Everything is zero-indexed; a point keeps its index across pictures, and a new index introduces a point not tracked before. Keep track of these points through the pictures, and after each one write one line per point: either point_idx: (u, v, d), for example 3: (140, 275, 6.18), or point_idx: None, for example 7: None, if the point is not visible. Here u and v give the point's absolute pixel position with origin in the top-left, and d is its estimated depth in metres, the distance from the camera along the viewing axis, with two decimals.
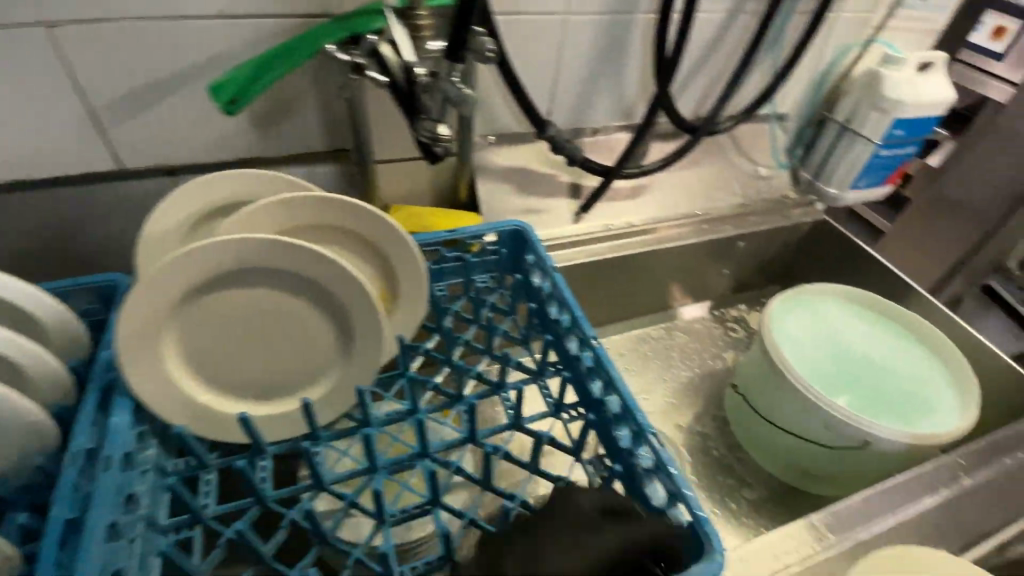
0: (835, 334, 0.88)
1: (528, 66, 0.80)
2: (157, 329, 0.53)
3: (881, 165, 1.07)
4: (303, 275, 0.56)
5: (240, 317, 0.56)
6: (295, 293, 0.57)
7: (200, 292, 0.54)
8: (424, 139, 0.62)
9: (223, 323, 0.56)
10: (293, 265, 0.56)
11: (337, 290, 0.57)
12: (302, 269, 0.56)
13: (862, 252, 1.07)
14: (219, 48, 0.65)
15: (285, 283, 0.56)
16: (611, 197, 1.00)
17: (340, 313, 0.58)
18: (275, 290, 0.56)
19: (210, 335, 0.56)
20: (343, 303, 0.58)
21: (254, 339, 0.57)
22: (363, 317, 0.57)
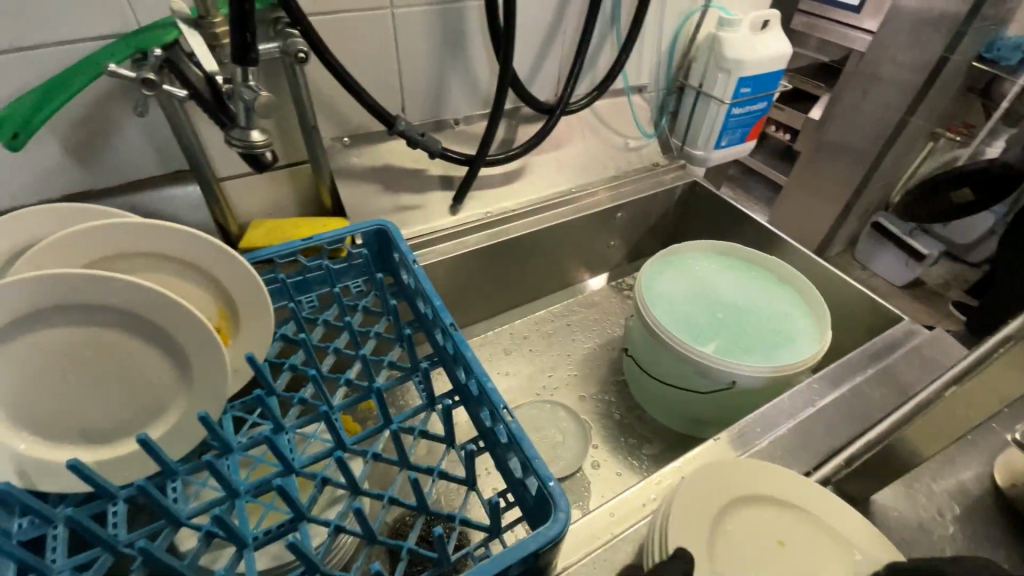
0: (708, 287, 0.93)
1: (366, 64, 0.80)
2: None
3: (738, 123, 1.13)
4: (118, 313, 0.53)
5: (59, 360, 0.53)
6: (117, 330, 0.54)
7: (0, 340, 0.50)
8: (239, 147, 0.59)
9: (39, 368, 0.53)
10: (107, 306, 0.52)
11: (162, 322, 0.54)
12: (119, 310, 0.52)
13: (732, 206, 1.13)
14: (5, 79, 0.61)
15: (103, 319, 0.53)
16: (485, 184, 1.01)
17: (172, 347, 0.56)
18: (94, 327, 0.53)
19: (24, 383, 0.52)
20: (171, 334, 0.55)
21: (81, 380, 0.54)
22: (197, 348, 0.55)
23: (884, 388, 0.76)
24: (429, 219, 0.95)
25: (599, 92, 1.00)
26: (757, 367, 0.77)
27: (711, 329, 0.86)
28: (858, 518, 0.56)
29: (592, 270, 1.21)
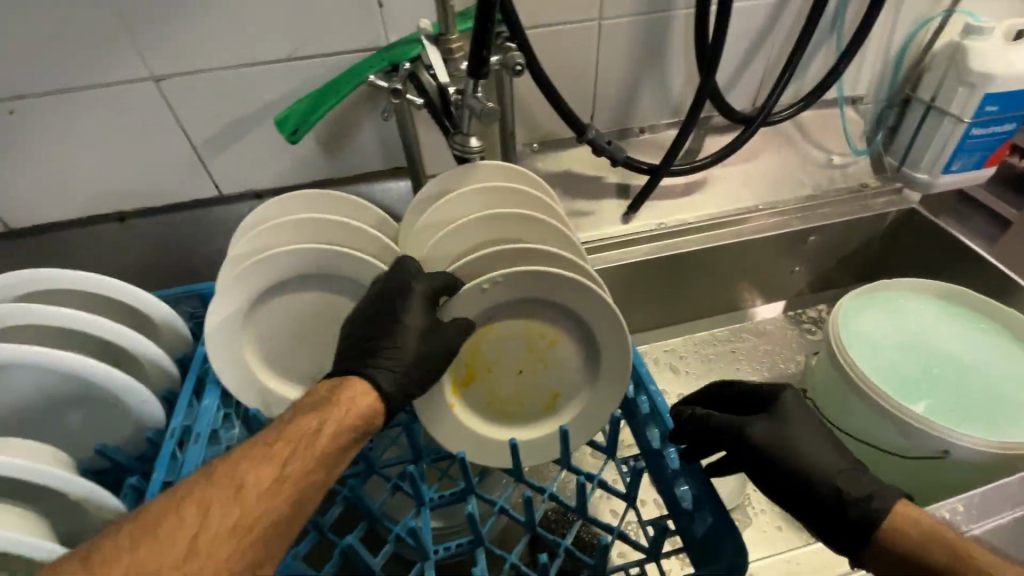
0: (921, 334, 0.79)
1: (566, 75, 0.83)
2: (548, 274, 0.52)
3: (977, 146, 0.93)
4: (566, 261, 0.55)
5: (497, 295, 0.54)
6: (561, 321, 0.57)
7: (565, 280, 0.53)
8: (456, 150, 0.67)
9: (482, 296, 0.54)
10: (581, 311, 0.55)
11: (573, 352, 0.58)
12: (536, 302, 0.55)
13: (959, 242, 0.95)
14: (287, 86, 0.75)
15: (541, 307, 0.56)
16: (662, 195, 0.97)
17: (540, 353, 0.58)
18: (534, 301, 0.56)
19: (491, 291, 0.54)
20: (566, 358, 0.59)
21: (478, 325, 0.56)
22: (560, 375, 0.59)
23: None
24: (603, 225, 0.94)
25: (809, 102, 0.90)
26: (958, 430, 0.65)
27: (923, 385, 0.72)
28: (621, 354, 0.56)
29: (766, 296, 1.11)
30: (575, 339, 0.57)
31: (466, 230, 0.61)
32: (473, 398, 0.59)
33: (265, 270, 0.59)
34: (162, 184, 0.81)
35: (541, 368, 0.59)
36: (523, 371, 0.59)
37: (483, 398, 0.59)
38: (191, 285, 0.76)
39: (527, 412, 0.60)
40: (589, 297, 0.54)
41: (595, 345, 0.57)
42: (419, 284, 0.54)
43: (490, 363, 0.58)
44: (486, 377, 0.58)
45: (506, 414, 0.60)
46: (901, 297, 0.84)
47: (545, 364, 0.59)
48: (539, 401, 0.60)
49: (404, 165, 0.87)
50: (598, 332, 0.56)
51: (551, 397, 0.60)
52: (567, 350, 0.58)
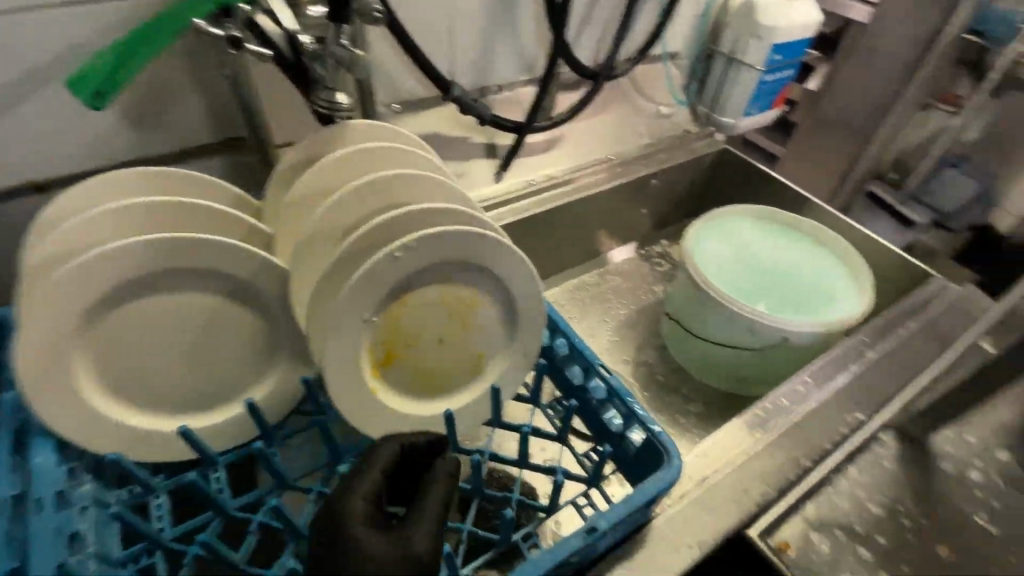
0: (749, 249, 0.95)
1: (420, 26, 0.79)
2: (462, 235, 0.50)
3: (768, 91, 1.15)
4: (469, 216, 0.53)
5: (412, 264, 0.50)
6: (478, 281, 0.55)
7: (482, 238, 0.51)
8: (321, 109, 0.59)
9: (397, 267, 0.49)
10: (497, 266, 0.54)
11: (492, 310, 0.57)
12: (448, 266, 0.53)
13: (758, 173, 1.16)
14: (65, 40, 0.57)
15: (456, 271, 0.54)
16: (527, 152, 1.00)
17: (459, 317, 0.56)
18: (449, 264, 0.53)
19: (406, 264, 0.49)
20: (485, 318, 0.57)
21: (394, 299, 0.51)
22: (482, 336, 0.58)
23: (932, 343, 0.76)
24: (477, 186, 0.93)
25: (640, 58, 1.00)
26: (790, 320, 0.80)
27: (759, 290, 0.87)
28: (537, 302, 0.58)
29: (622, 239, 1.23)
30: (492, 297, 0.57)
31: (354, 197, 0.54)
32: (394, 376, 0.55)
33: (88, 275, 0.45)
34: None
35: (463, 334, 0.57)
36: (445, 340, 0.56)
37: (404, 372, 0.55)
38: None
39: (451, 380, 0.58)
40: (507, 251, 0.53)
41: (510, 300, 0.58)
42: (355, 496, 0.43)
43: (410, 338, 0.54)
44: (409, 353, 0.54)
45: (430, 385, 0.57)
46: (730, 223, 1.00)
47: (466, 329, 0.57)
48: (462, 367, 0.58)
49: (243, 138, 0.74)
50: (513, 287, 0.57)
51: (473, 360, 0.58)
52: (486, 310, 0.57)
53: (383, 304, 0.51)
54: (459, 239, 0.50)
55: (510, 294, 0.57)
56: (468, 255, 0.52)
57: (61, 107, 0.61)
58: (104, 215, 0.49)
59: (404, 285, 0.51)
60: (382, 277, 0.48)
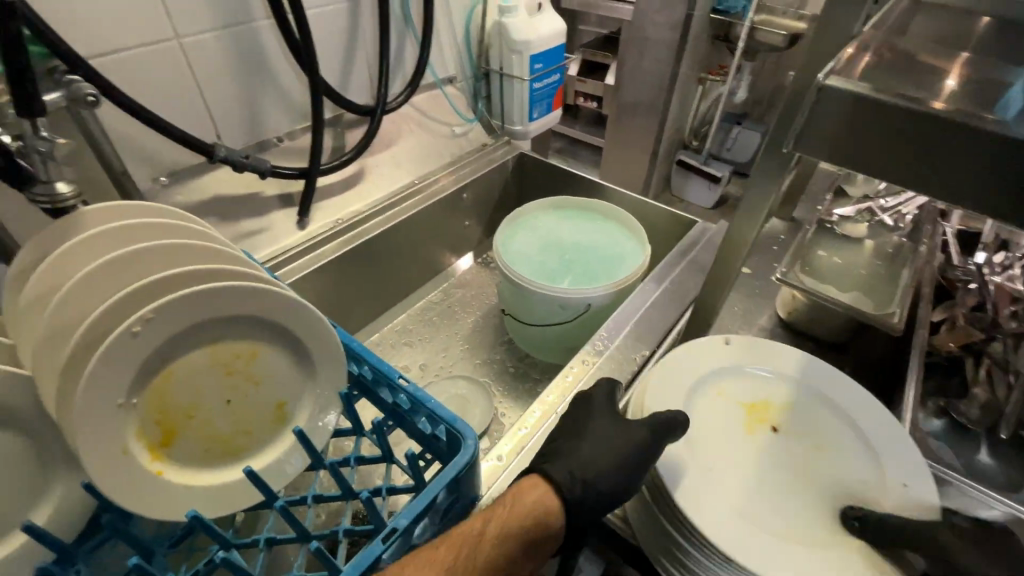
0: (552, 235, 1.05)
1: (165, 98, 0.77)
2: (210, 290, 0.51)
3: (542, 95, 1.29)
4: (217, 271, 0.54)
5: (159, 332, 0.49)
6: (250, 330, 0.56)
7: (235, 287, 0.52)
8: (42, 204, 0.56)
9: (140, 341, 0.48)
10: (264, 313, 0.56)
11: (277, 354, 0.59)
12: (209, 325, 0.53)
13: (555, 167, 1.28)
14: None
15: (221, 328, 0.54)
16: (328, 194, 1.02)
17: (242, 371, 0.56)
18: (209, 323, 0.53)
19: (151, 334, 0.49)
20: (274, 363, 0.58)
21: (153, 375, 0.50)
22: (276, 381, 0.59)
23: (695, 273, 0.92)
24: (280, 238, 0.93)
25: (411, 89, 1.07)
26: (588, 289, 0.90)
27: (562, 270, 0.97)
28: (324, 333, 0.59)
29: (456, 253, 1.29)
30: (273, 342, 0.58)
31: (94, 280, 0.53)
32: (185, 451, 0.53)
33: None
34: None
35: (254, 385, 0.57)
36: (233, 398, 0.56)
37: (193, 445, 0.54)
38: None
39: (255, 435, 0.58)
40: (269, 293, 0.55)
41: (297, 339, 0.59)
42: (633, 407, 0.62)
43: (191, 408, 0.53)
44: (194, 423, 0.54)
45: (232, 447, 0.57)
46: (533, 216, 1.10)
47: (255, 381, 0.57)
48: (263, 420, 0.58)
49: None
50: (293, 326, 0.58)
51: (274, 409, 0.59)
52: (272, 357, 0.58)
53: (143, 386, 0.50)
54: (209, 295, 0.51)
55: (293, 333, 0.59)
56: (227, 307, 0.53)
57: None
58: None
59: (162, 357, 0.51)
60: (128, 354, 0.47)
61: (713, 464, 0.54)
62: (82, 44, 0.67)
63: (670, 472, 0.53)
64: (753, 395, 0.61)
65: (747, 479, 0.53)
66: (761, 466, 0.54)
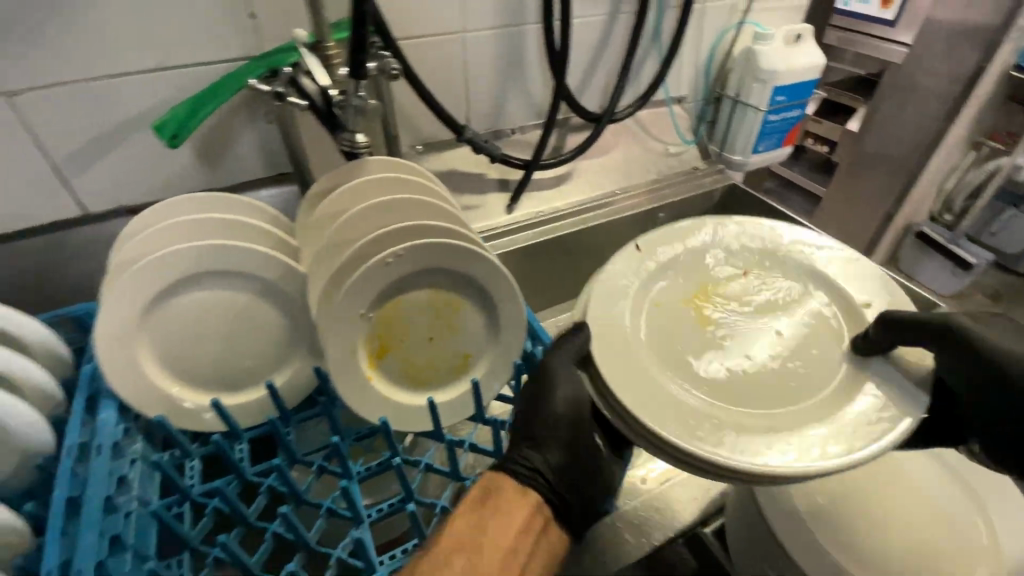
0: None
1: (439, 81, 0.92)
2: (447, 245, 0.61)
3: (774, 129, 1.21)
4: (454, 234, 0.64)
5: (402, 266, 0.60)
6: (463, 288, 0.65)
7: (462, 249, 0.61)
8: (345, 147, 0.72)
9: (389, 269, 0.60)
10: (479, 275, 0.64)
11: (477, 317, 0.67)
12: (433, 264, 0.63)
13: (768, 207, 1.19)
14: (160, 97, 0.74)
15: (444, 278, 0.64)
16: (537, 186, 1.10)
17: (448, 321, 0.66)
18: (437, 273, 0.63)
19: (398, 266, 0.60)
20: (472, 323, 0.67)
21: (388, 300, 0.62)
22: (467, 339, 0.67)
23: None
24: (488, 216, 1.04)
25: (642, 101, 1.09)
26: None
27: None
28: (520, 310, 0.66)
29: None
30: (477, 304, 0.66)
31: (364, 214, 0.66)
32: (388, 369, 0.64)
33: (161, 266, 0.59)
34: (11, 205, 0.75)
35: (450, 335, 0.66)
36: (433, 339, 0.66)
37: (395, 367, 0.64)
38: (64, 308, 0.71)
39: (440, 379, 0.67)
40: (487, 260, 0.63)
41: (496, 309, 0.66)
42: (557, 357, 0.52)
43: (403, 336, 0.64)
44: (400, 348, 0.64)
45: (422, 380, 0.66)
46: None
47: (453, 332, 0.66)
48: (449, 367, 0.67)
49: (288, 172, 0.89)
50: (496, 296, 0.65)
51: (460, 362, 0.67)
52: (472, 318, 0.67)
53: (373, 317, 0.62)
54: (442, 248, 0.61)
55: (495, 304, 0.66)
56: (454, 263, 0.62)
57: (151, 148, 0.78)
58: (171, 230, 0.63)
59: (395, 289, 0.62)
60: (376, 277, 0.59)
61: (734, 390, 0.48)
62: (398, 29, 0.84)
63: (633, 396, 0.45)
64: (699, 298, 0.56)
65: (783, 384, 0.49)
66: (766, 359, 0.51)
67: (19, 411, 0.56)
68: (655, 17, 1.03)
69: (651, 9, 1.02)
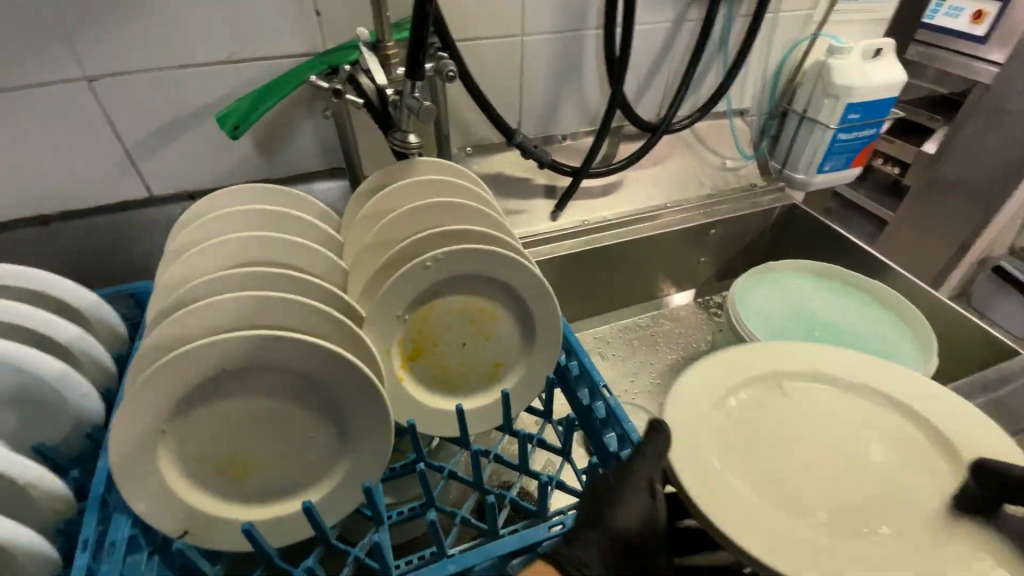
0: (804, 305, 0.93)
1: (495, 82, 0.91)
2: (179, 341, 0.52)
3: (844, 149, 1.14)
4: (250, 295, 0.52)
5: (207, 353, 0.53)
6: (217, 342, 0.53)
7: (192, 322, 0.51)
8: (397, 147, 0.73)
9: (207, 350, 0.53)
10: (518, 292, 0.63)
11: (303, 325, 0.54)
12: (335, 292, 0.59)
13: (831, 230, 1.12)
14: (226, 88, 0.77)
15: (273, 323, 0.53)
16: (584, 195, 1.06)
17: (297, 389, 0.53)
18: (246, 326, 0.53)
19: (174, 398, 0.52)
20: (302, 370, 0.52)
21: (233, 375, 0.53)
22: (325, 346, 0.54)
23: (996, 418, 0.73)
24: (532, 221, 1.02)
25: (703, 113, 1.04)
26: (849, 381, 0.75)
27: None
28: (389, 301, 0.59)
29: (679, 285, 1.22)
30: (302, 314, 0.53)
31: (416, 216, 0.67)
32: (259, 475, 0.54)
33: (217, 251, 0.60)
34: (84, 184, 0.80)
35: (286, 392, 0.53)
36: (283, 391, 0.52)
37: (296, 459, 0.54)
38: (122, 285, 0.75)
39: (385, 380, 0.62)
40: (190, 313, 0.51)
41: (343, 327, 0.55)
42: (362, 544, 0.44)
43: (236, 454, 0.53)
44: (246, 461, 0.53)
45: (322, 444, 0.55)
46: (789, 275, 0.98)
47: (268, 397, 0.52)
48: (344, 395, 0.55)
49: (341, 167, 0.91)
50: (233, 324, 0.53)
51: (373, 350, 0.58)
52: (295, 321, 0.54)
53: (279, 492, 0.55)
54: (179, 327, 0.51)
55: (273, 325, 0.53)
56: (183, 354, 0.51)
57: (214, 137, 0.81)
58: (222, 218, 0.65)
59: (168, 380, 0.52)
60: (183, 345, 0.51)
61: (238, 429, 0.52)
62: (459, 29, 0.84)
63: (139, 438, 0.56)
64: None
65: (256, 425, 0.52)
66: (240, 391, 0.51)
67: (73, 376, 0.59)
68: (723, 23, 0.99)
69: (720, 16, 0.97)
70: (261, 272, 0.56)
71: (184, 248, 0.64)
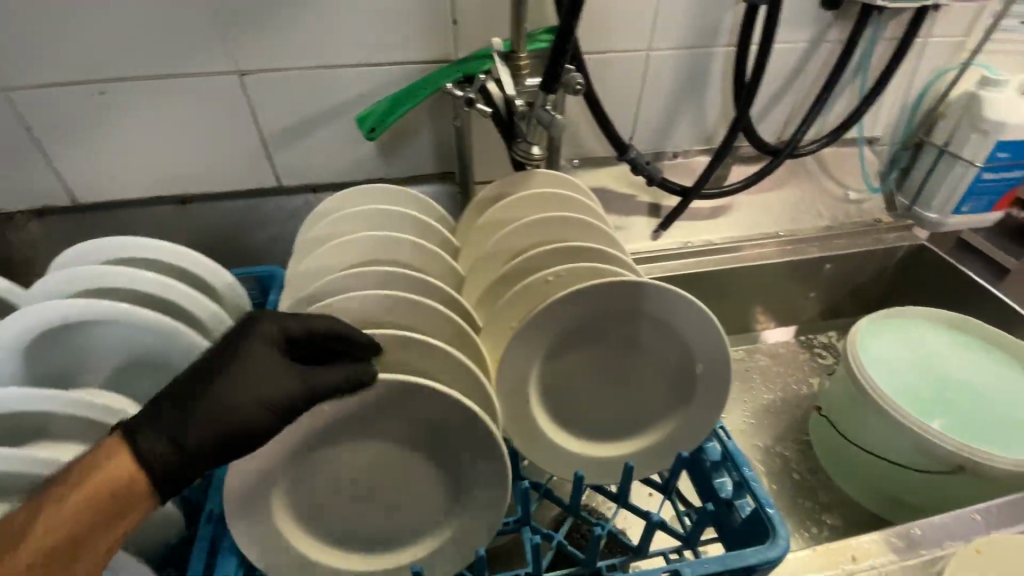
0: (932, 359, 0.84)
1: (614, 96, 0.89)
2: None
3: (988, 190, 1.03)
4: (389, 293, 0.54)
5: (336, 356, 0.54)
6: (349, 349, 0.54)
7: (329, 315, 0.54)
8: (519, 158, 0.73)
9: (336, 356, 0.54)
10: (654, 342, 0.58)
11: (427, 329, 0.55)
12: (455, 299, 0.59)
13: (968, 279, 1.01)
14: (358, 89, 0.81)
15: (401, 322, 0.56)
16: (690, 217, 1.02)
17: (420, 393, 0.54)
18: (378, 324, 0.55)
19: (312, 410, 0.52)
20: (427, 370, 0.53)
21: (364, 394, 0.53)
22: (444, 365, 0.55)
23: None
24: (633, 239, 0.99)
25: (831, 139, 0.97)
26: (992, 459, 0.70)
27: (937, 405, 0.77)
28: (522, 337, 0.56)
29: (780, 319, 1.14)
30: (432, 319, 0.55)
31: (539, 226, 0.66)
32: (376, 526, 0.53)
33: (347, 247, 0.63)
34: (224, 170, 0.86)
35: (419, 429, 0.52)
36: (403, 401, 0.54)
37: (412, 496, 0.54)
38: (250, 268, 0.80)
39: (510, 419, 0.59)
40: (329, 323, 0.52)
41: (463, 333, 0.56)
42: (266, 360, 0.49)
43: None
44: None
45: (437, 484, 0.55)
46: (920, 325, 0.89)
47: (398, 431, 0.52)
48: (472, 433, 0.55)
49: (453, 171, 0.93)
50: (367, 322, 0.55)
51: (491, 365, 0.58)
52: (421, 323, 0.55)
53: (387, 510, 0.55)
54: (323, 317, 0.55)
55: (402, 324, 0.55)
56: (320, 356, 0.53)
57: (341, 135, 0.85)
58: (351, 215, 0.68)
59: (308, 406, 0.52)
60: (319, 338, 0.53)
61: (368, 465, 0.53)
62: (586, 42, 0.83)
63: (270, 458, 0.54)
64: None
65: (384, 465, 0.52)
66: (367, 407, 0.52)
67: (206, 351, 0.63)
68: (866, 45, 0.91)
69: (863, 38, 0.90)
70: (391, 272, 0.58)
71: (315, 241, 0.67)
